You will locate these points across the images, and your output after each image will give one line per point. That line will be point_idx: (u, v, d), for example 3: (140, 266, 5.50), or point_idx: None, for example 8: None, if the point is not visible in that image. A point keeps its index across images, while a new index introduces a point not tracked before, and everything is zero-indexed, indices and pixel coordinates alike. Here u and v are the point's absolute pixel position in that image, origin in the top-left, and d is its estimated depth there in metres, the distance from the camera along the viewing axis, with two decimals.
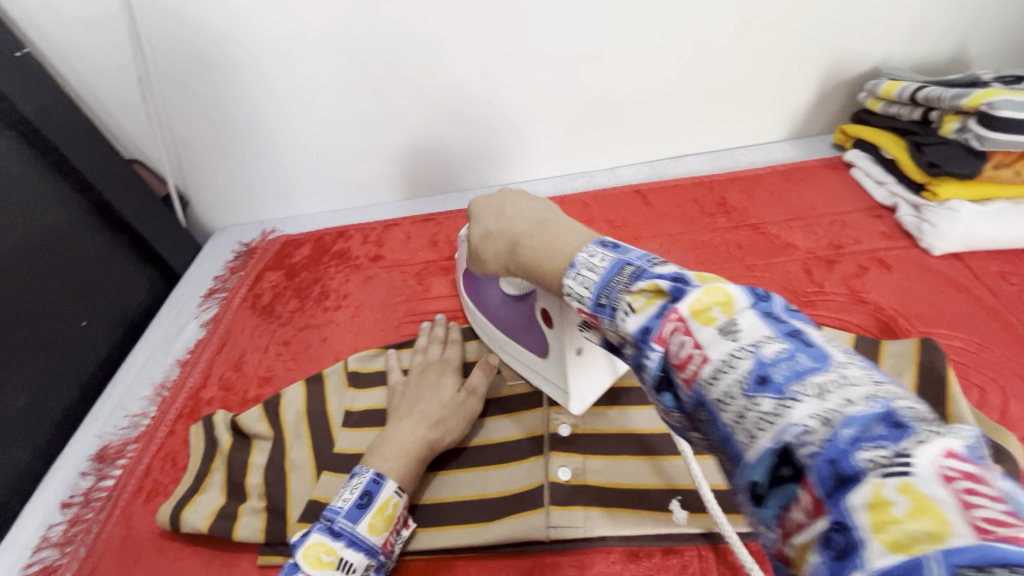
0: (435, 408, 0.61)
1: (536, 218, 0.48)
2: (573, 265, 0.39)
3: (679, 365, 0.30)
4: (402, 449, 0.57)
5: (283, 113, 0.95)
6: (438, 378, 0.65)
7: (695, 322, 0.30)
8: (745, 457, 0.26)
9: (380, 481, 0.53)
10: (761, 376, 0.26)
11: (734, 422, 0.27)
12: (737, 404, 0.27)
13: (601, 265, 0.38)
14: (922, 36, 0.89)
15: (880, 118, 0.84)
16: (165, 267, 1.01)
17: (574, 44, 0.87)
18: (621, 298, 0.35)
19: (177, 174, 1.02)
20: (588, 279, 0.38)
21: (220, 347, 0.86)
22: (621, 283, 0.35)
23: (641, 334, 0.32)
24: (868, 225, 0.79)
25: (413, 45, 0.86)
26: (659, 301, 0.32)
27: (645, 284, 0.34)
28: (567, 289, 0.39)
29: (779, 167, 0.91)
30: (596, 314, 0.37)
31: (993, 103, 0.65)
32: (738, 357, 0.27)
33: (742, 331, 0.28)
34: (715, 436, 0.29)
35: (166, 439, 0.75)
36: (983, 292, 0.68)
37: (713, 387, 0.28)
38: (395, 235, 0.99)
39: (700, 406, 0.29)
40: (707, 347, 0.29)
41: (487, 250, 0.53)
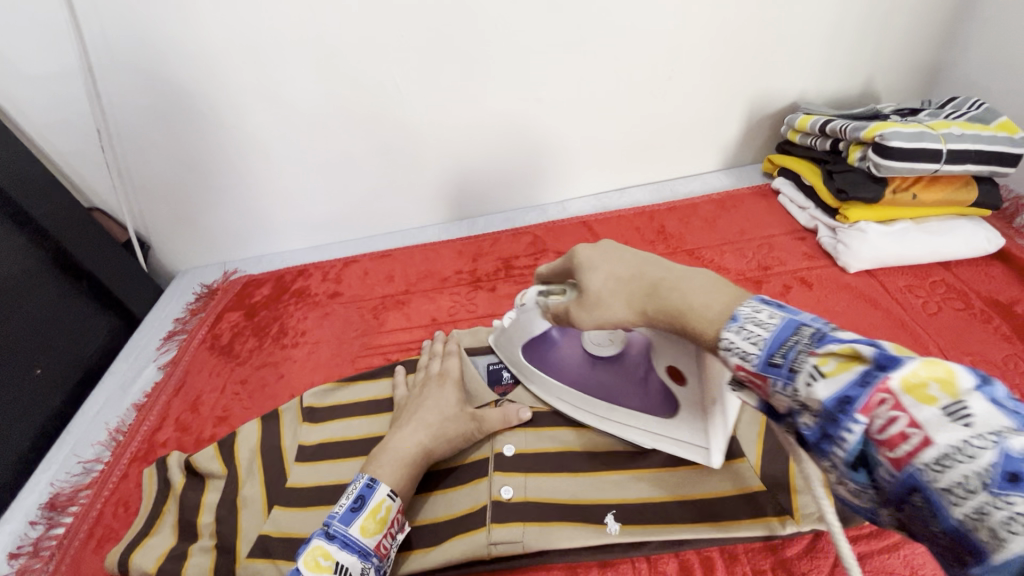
0: (436, 416, 0.63)
1: (672, 266, 0.44)
2: (736, 318, 0.36)
3: (886, 442, 0.28)
4: (398, 456, 0.59)
5: (243, 159, 0.99)
6: (440, 386, 0.67)
7: (909, 398, 0.27)
8: (991, 558, 0.25)
9: (374, 485, 0.55)
10: (1009, 472, 0.24)
11: (970, 516, 0.25)
12: (976, 500, 0.25)
13: (770, 322, 0.34)
14: (833, 75, 0.98)
15: (799, 148, 0.91)
16: (124, 310, 1.02)
17: (518, 88, 0.94)
18: (803, 359, 0.32)
19: (137, 220, 1.05)
20: (756, 334, 0.34)
21: (177, 389, 0.87)
22: (801, 345, 0.32)
23: (835, 405, 0.30)
24: (792, 246, 0.85)
25: (365, 93, 0.92)
26: (857, 368, 0.29)
27: (836, 348, 0.31)
28: (725, 344, 0.36)
29: (714, 196, 0.98)
30: (765, 374, 0.34)
31: (884, 135, 0.72)
32: (975, 446, 0.25)
33: (976, 418, 0.26)
34: (936, 526, 0.28)
35: (120, 483, 0.75)
36: (894, 306, 0.73)
37: (940, 475, 0.26)
38: (354, 272, 1.02)
39: (914, 490, 0.28)
40: (929, 429, 0.26)
41: (613, 295, 0.46)
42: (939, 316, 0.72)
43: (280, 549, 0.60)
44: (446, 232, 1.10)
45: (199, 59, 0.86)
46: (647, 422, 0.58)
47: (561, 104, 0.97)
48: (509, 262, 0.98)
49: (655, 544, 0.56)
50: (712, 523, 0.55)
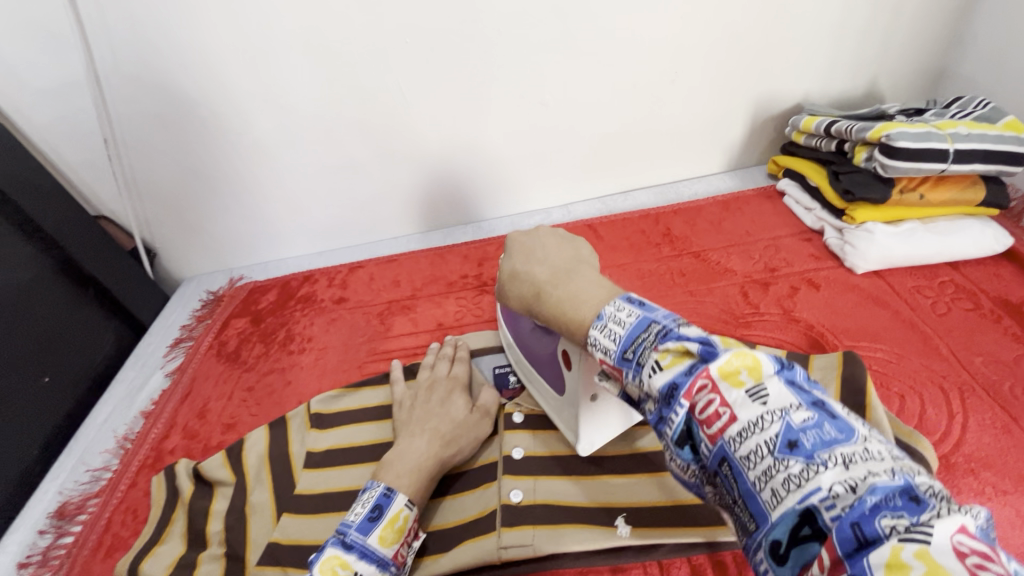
0: (450, 425, 0.63)
1: (561, 267, 0.51)
2: (601, 317, 0.42)
3: (705, 419, 0.33)
4: (416, 467, 0.58)
5: (249, 168, 0.99)
6: (450, 395, 0.67)
7: (724, 383, 0.33)
8: (768, 514, 0.29)
9: (391, 495, 0.55)
10: (789, 440, 0.30)
11: (759, 478, 0.30)
12: (763, 463, 0.30)
13: (627, 320, 0.40)
14: (836, 76, 0.98)
15: (804, 149, 0.91)
16: (131, 318, 1.02)
17: (522, 92, 0.94)
18: (647, 354, 0.37)
19: (143, 228, 1.05)
20: (615, 332, 0.40)
21: (185, 395, 0.87)
22: (649, 341, 0.38)
23: (668, 391, 0.35)
24: (799, 248, 0.85)
25: (368, 101, 0.92)
26: (687, 361, 0.35)
27: (674, 345, 0.36)
28: (592, 339, 0.42)
29: (718, 198, 0.97)
30: (620, 366, 0.39)
31: (891, 135, 0.71)
32: (767, 421, 0.31)
33: (770, 397, 0.32)
34: (733, 492, 0.32)
35: (129, 491, 0.75)
36: (902, 307, 0.73)
37: (741, 444, 0.31)
38: (359, 278, 1.02)
39: (722, 461, 0.32)
40: (736, 407, 0.32)
41: (511, 291, 0.55)
42: (949, 316, 0.71)
43: (290, 557, 0.60)
44: (451, 237, 1.10)
45: (205, 68, 0.86)
46: (547, 399, 0.65)
47: (565, 108, 0.97)
48: None
49: (668, 547, 0.55)
50: (723, 525, 0.55)
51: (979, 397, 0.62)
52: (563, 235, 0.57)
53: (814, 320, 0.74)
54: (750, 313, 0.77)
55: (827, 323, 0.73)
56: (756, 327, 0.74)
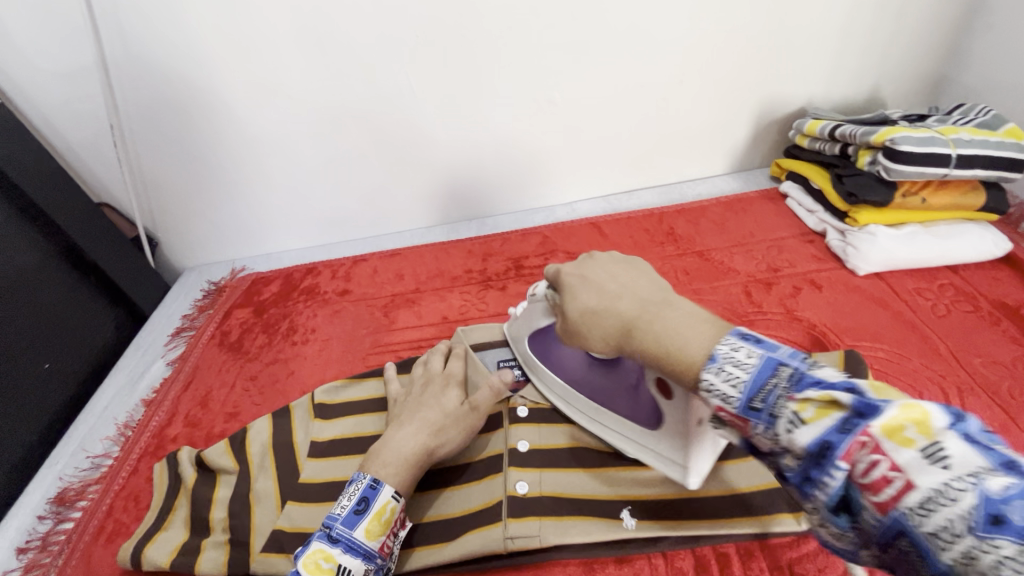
0: (439, 415, 0.63)
1: (647, 297, 0.46)
2: (714, 358, 0.36)
3: (870, 486, 0.28)
4: (401, 456, 0.58)
5: (254, 158, 0.99)
6: (442, 387, 0.66)
7: (890, 442, 0.28)
8: None
9: (376, 487, 0.54)
10: (990, 514, 0.24)
11: (958, 561, 0.25)
12: (962, 544, 0.25)
13: (748, 362, 0.35)
14: (840, 81, 0.99)
15: (808, 152, 0.92)
16: (132, 306, 1.01)
17: (529, 89, 0.95)
18: (782, 404, 0.32)
19: (146, 216, 1.05)
20: (734, 376, 0.35)
21: (186, 383, 0.87)
22: (780, 388, 0.33)
23: (818, 450, 0.30)
24: (801, 249, 0.86)
25: (374, 94, 0.93)
26: (837, 414, 0.30)
27: (814, 393, 0.31)
28: (705, 383, 0.36)
29: (722, 199, 0.99)
30: (746, 417, 0.34)
31: (895, 139, 0.73)
32: (955, 488, 0.25)
33: (953, 460, 0.26)
34: (925, 567, 0.28)
35: (130, 478, 0.74)
36: (903, 308, 0.74)
37: (925, 519, 0.26)
38: (363, 271, 1.02)
39: (905, 534, 0.28)
40: (911, 472, 0.27)
41: (589, 328, 0.49)
42: (948, 318, 0.72)
43: (295, 544, 0.60)
44: (455, 232, 1.11)
45: (215, 56, 0.86)
46: (634, 435, 0.58)
47: (572, 106, 0.98)
48: (519, 262, 0.99)
49: (673, 540, 0.56)
50: (725, 519, 0.56)
51: (978, 398, 0.63)
52: (627, 262, 0.52)
53: (816, 319, 0.75)
54: (754, 312, 0.78)
55: (829, 323, 0.74)
56: (759, 324, 0.75)
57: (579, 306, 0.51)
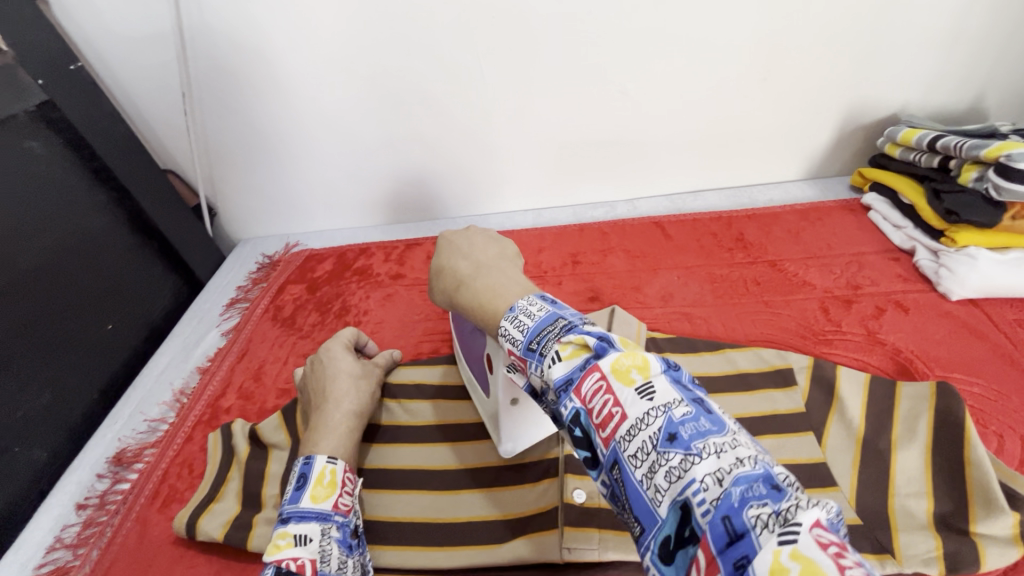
0: (348, 385, 0.66)
1: (482, 258, 0.55)
2: (514, 309, 0.44)
3: (600, 420, 0.33)
4: (337, 428, 0.61)
5: (313, 133, 0.98)
6: (333, 357, 0.69)
7: (617, 381, 0.33)
8: (655, 512, 0.29)
9: (311, 461, 0.56)
10: (670, 433, 0.30)
11: (645, 476, 0.30)
12: (650, 460, 0.30)
13: (537, 313, 0.42)
14: (941, 88, 0.92)
15: (898, 163, 0.86)
16: (189, 273, 1.03)
17: (603, 79, 0.90)
18: (550, 344, 0.38)
19: (208, 186, 1.05)
20: (524, 324, 0.42)
21: (240, 355, 0.87)
22: (554, 332, 0.39)
23: (563, 383, 0.36)
24: (885, 267, 0.80)
25: (442, 75, 0.90)
26: (583, 355, 0.36)
27: (574, 337, 0.37)
28: (504, 331, 0.43)
29: (797, 207, 0.93)
30: (526, 358, 0.40)
31: (1014, 156, 0.67)
32: (652, 416, 0.31)
33: (656, 394, 0.32)
34: (629, 498, 0.32)
35: (184, 445, 0.75)
36: (1001, 339, 0.68)
37: (629, 443, 0.31)
38: (417, 255, 1.01)
39: (614, 465, 0.32)
40: (627, 406, 0.32)
41: (438, 283, 0.57)
42: None
43: None
44: (510, 222, 1.08)
45: (288, 28, 0.85)
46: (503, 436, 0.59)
47: (645, 100, 0.93)
48: (576, 257, 0.95)
49: None
50: None
51: None
52: (489, 233, 0.59)
53: (901, 344, 0.70)
54: (831, 330, 0.73)
55: (916, 349, 0.69)
56: (837, 345, 0.71)
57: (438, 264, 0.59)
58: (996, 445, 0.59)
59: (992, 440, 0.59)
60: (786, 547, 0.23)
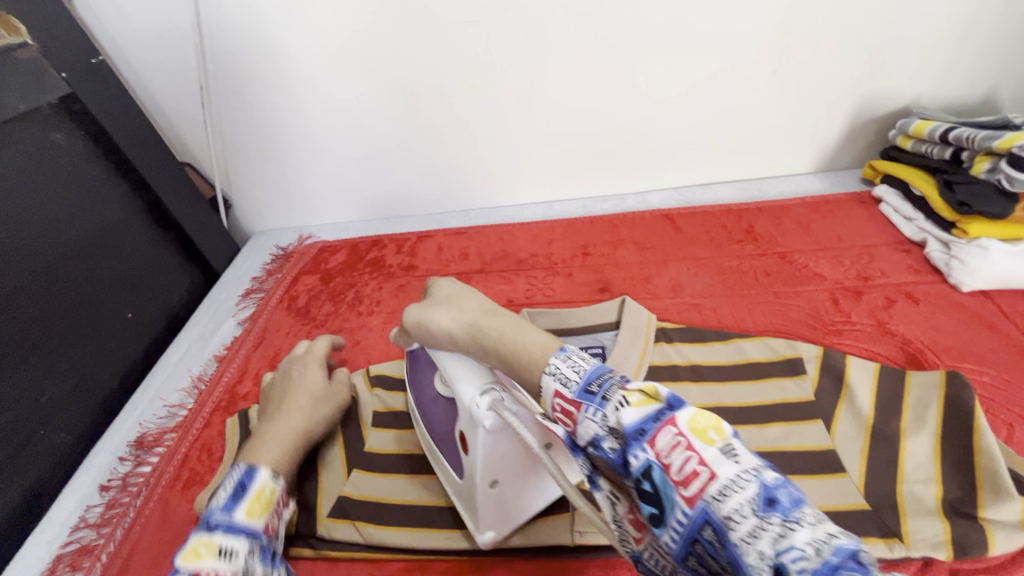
0: (307, 398, 0.64)
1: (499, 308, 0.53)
2: (563, 351, 0.41)
3: (681, 480, 0.30)
4: (281, 437, 0.59)
5: (327, 126, 0.99)
6: (303, 371, 0.68)
7: (696, 439, 0.31)
8: None
9: (254, 466, 0.53)
10: (765, 497, 0.28)
11: (742, 541, 0.27)
12: (747, 523, 0.27)
13: (590, 363, 0.39)
14: (954, 80, 0.91)
15: (909, 155, 0.86)
16: (206, 264, 1.05)
17: (614, 71, 0.91)
18: (614, 390, 0.35)
19: (224, 178, 1.07)
20: (579, 366, 0.39)
21: (256, 344, 0.89)
22: (615, 380, 0.36)
23: (634, 430, 0.32)
24: (896, 258, 0.80)
25: (454, 69, 0.91)
26: (654, 403, 0.33)
27: (641, 385, 0.34)
28: (551, 369, 0.39)
29: (807, 199, 0.94)
30: (580, 400, 0.36)
31: None
32: (743, 479, 0.28)
33: (741, 455, 0.29)
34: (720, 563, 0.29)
35: (203, 430, 0.77)
36: (1012, 330, 0.68)
37: (721, 504, 0.28)
38: (428, 247, 1.02)
39: (700, 526, 0.29)
40: (713, 466, 0.29)
41: (450, 306, 0.52)
42: None
43: (361, 512, 0.61)
44: (520, 214, 1.08)
45: (303, 22, 0.86)
46: (450, 481, 0.58)
47: (656, 92, 0.93)
48: (587, 249, 0.95)
49: None
50: None
51: None
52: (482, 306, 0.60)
53: (911, 334, 0.70)
54: (841, 321, 0.73)
55: (926, 340, 0.69)
56: (847, 335, 0.71)
57: (418, 312, 0.54)
58: (1005, 433, 0.59)
59: (1001, 429, 0.59)
60: None
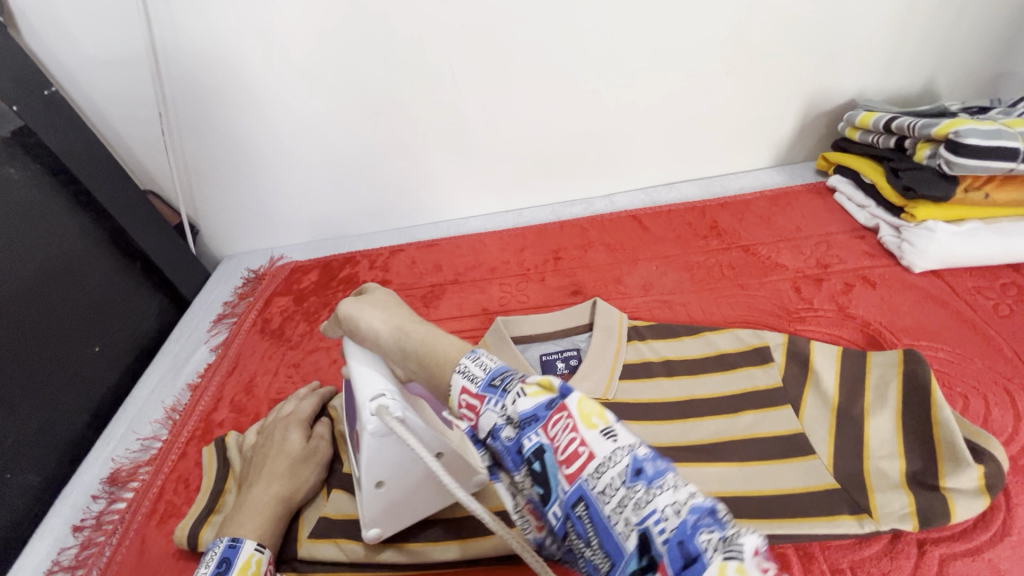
0: (286, 462, 0.63)
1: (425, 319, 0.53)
2: (474, 352, 0.40)
3: (564, 460, 0.31)
4: (256, 510, 0.58)
5: (291, 146, 0.99)
6: (284, 432, 0.66)
7: (581, 421, 0.31)
8: (624, 548, 0.28)
9: (236, 545, 0.53)
10: (636, 468, 0.29)
11: (614, 512, 0.29)
12: (618, 496, 0.28)
13: (493, 361, 0.38)
14: (894, 72, 0.96)
15: (858, 146, 0.90)
16: (175, 292, 1.03)
17: (572, 77, 0.93)
18: (513, 381, 0.35)
19: (189, 204, 1.06)
20: (487, 361, 0.38)
21: (230, 370, 0.88)
22: (517, 372, 0.36)
23: (526, 417, 0.33)
24: (852, 245, 0.84)
25: (416, 83, 0.92)
26: (547, 393, 0.33)
27: (537, 376, 0.34)
28: (462, 367, 0.38)
29: (767, 193, 0.97)
30: (484, 394, 0.36)
31: (963, 131, 0.70)
32: (618, 454, 0.30)
33: (620, 432, 0.30)
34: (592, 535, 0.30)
35: (179, 460, 0.76)
36: (962, 307, 0.72)
37: (597, 480, 0.29)
38: (401, 261, 1.02)
39: (578, 502, 0.30)
40: (593, 445, 0.30)
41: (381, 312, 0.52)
42: (1012, 318, 0.70)
43: (342, 531, 0.60)
44: (491, 223, 1.09)
45: (261, 45, 0.86)
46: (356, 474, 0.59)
47: (615, 96, 0.96)
48: (558, 254, 0.96)
49: None
50: (800, 518, 0.53)
51: None
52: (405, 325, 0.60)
53: (871, 317, 0.73)
54: (804, 308, 0.76)
55: (885, 321, 0.72)
56: (810, 321, 0.74)
57: (353, 305, 0.54)
58: (961, 406, 0.62)
59: (958, 402, 0.62)
60: (733, 567, 0.24)
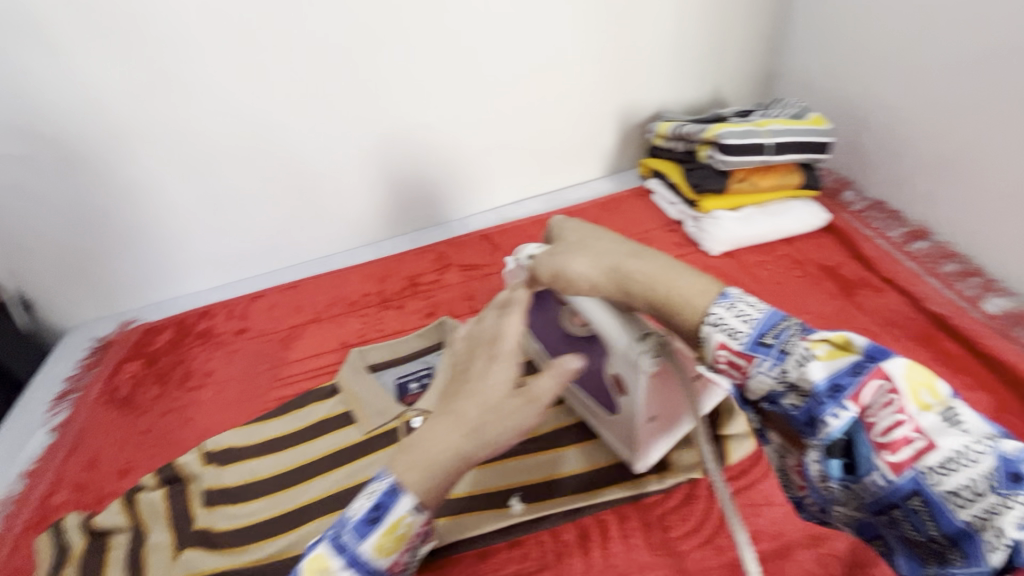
0: (490, 401, 0.48)
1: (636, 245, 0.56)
2: (726, 296, 0.46)
3: (891, 445, 0.39)
4: (422, 462, 0.47)
5: (124, 204, 0.96)
6: (490, 362, 0.51)
7: (920, 411, 0.39)
8: (975, 539, 0.37)
9: (393, 495, 0.46)
10: (987, 475, 0.37)
11: (972, 514, 0.37)
12: (977, 496, 0.37)
13: (756, 311, 0.45)
14: (684, 86, 1.11)
15: (664, 150, 1.03)
16: (5, 375, 0.94)
17: (402, 112, 0.99)
18: (794, 344, 0.43)
19: (14, 278, 0.98)
20: (746, 314, 0.45)
21: (72, 448, 0.82)
22: (795, 333, 0.43)
23: (831, 387, 0.41)
24: (666, 238, 0.95)
25: (250, 131, 0.95)
26: (851, 360, 0.41)
27: (833, 339, 0.43)
28: (716, 316, 0.45)
29: (598, 201, 1.07)
30: (752, 352, 0.44)
31: (721, 135, 0.84)
32: (974, 451, 0.38)
33: (962, 425, 0.38)
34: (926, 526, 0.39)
35: (10, 555, 0.70)
36: (747, 280, 0.85)
37: (944, 478, 0.38)
38: (260, 307, 1.01)
39: (912, 494, 0.39)
40: (933, 436, 0.38)
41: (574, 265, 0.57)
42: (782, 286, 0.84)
43: None
44: (352, 258, 1.11)
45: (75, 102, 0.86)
46: (597, 416, 0.67)
47: (447, 125, 1.03)
48: (416, 280, 1.01)
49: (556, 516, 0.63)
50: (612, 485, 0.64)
51: None
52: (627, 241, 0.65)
53: None
54: None
55: None
56: None
57: (553, 259, 0.59)
58: None
59: None
60: None
